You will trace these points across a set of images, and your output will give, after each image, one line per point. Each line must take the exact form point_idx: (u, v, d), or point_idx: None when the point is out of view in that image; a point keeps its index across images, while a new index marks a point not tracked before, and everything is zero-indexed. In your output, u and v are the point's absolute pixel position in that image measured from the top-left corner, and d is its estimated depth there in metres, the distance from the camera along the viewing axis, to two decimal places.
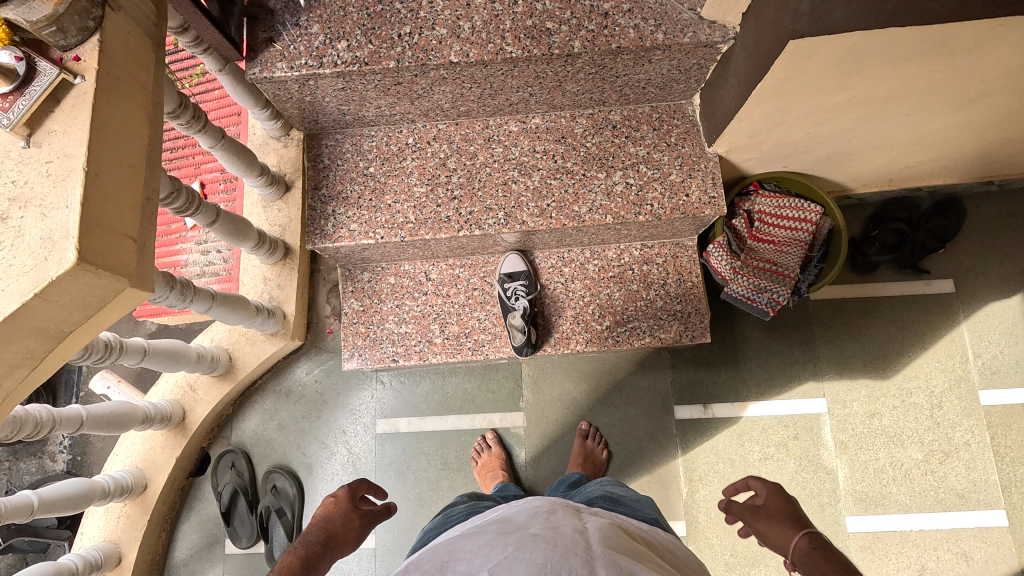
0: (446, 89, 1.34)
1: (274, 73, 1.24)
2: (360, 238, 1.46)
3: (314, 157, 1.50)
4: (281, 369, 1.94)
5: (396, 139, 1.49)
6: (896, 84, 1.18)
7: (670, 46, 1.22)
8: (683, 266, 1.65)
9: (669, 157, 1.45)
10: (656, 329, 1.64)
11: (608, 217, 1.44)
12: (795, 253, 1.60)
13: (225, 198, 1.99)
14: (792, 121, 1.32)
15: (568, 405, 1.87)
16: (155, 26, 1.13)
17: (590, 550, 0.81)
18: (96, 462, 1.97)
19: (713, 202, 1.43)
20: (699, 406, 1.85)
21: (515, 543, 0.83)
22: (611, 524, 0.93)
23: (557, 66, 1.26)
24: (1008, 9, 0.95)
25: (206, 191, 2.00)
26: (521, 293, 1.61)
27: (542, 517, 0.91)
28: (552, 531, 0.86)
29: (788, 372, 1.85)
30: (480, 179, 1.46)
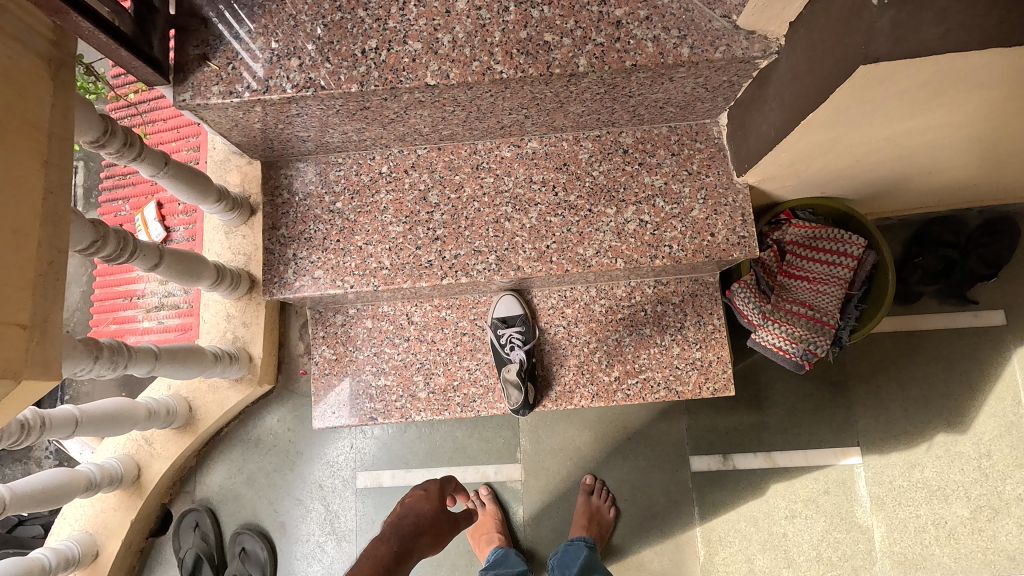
0: (423, 113, 1.11)
1: (209, 100, 1.00)
2: (326, 287, 1.24)
3: (271, 190, 1.27)
4: (250, 415, 1.73)
5: (367, 167, 1.26)
6: (973, 114, 0.95)
7: (698, 62, 0.98)
8: (702, 306, 1.43)
9: (691, 189, 1.22)
10: (672, 380, 1.43)
11: (618, 261, 1.22)
12: (834, 293, 1.38)
13: (185, 220, 1.83)
14: (841, 150, 1.10)
15: (571, 455, 1.67)
16: (51, 47, 0.91)
17: None
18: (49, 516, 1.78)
19: (742, 242, 1.21)
20: (717, 457, 1.65)
21: None
22: None
23: (557, 86, 1.04)
24: None
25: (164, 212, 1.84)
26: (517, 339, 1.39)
27: None
28: None
29: (818, 418, 1.64)
30: (467, 215, 1.24)
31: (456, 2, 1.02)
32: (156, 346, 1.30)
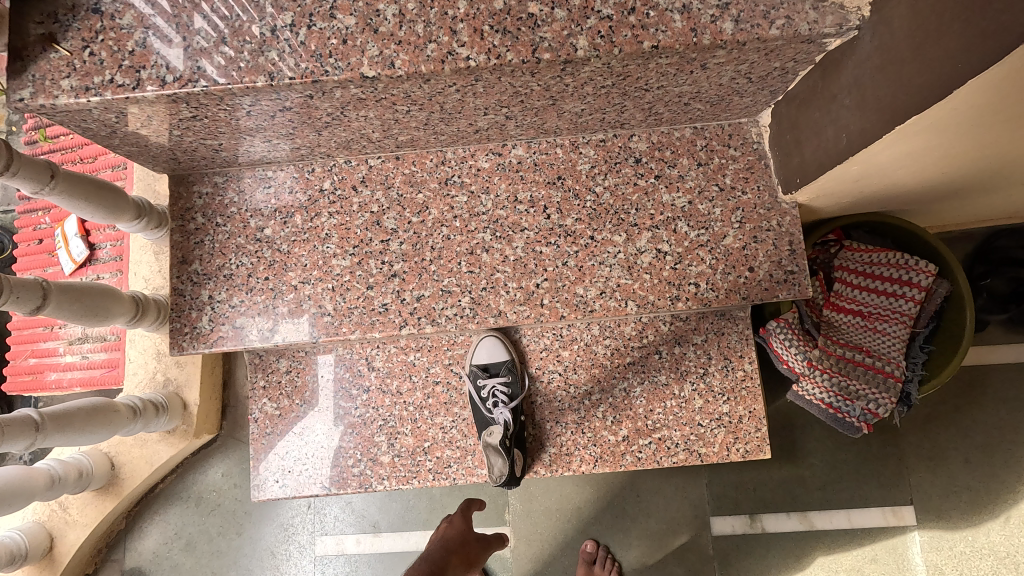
0: (368, 114, 0.82)
1: (57, 99, 0.71)
2: (252, 338, 0.96)
3: (180, 213, 0.99)
4: (189, 469, 1.46)
5: (304, 182, 0.98)
6: None
7: (745, 42, 0.70)
8: (730, 348, 1.15)
9: (722, 210, 0.94)
10: (693, 440, 1.16)
11: (629, 303, 0.95)
12: (899, 335, 1.10)
13: (113, 235, 1.54)
14: (931, 160, 0.81)
15: (569, 516, 1.41)
16: None
17: None
18: None
19: (789, 279, 0.94)
20: (743, 517, 1.39)
21: None
22: None
23: (548, 77, 0.75)
24: None
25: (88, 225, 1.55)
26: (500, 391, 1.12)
27: None
28: None
29: (863, 472, 1.38)
30: (433, 244, 0.96)
31: None
32: (41, 411, 1.02)
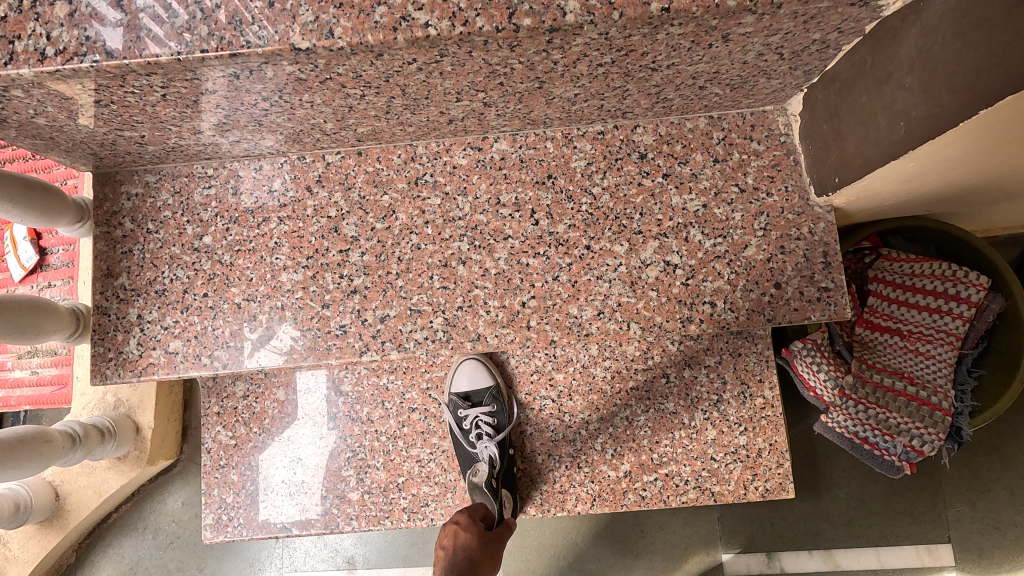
0: (315, 99, 0.67)
1: None
2: (189, 365, 0.82)
3: (106, 218, 0.84)
4: (146, 497, 1.33)
5: (250, 183, 0.83)
6: None
7: (780, 4, 0.55)
8: (748, 371, 1.00)
9: (743, 215, 0.80)
10: (706, 477, 1.01)
11: (632, 326, 0.80)
12: (945, 359, 0.95)
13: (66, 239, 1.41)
14: (1002, 154, 0.67)
15: (566, 553, 1.27)
16: None
17: None
18: None
19: (822, 296, 0.79)
20: (759, 556, 1.24)
21: None
22: None
23: (532, 51, 0.60)
24: None
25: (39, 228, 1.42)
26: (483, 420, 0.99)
27: None
28: None
29: (894, 506, 1.23)
30: (400, 255, 0.82)
31: None
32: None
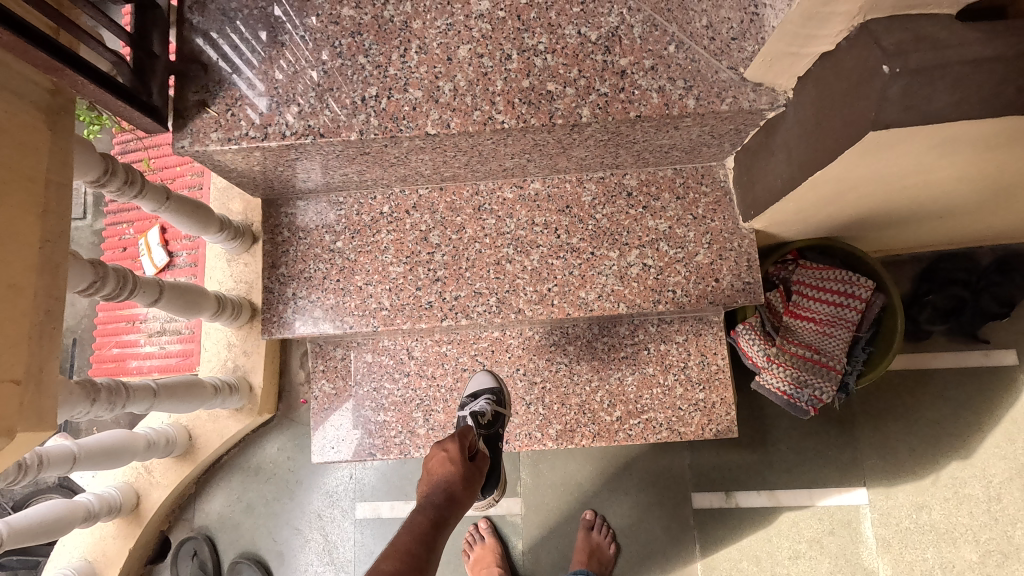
0: (425, 158, 1.09)
1: (207, 147, 1.00)
2: (325, 327, 1.23)
3: (271, 228, 1.26)
4: (249, 443, 1.72)
5: (367, 207, 1.25)
6: (974, 168, 0.95)
7: (703, 114, 0.96)
8: (706, 346, 1.40)
9: (696, 233, 1.20)
10: (675, 421, 1.40)
11: (621, 305, 1.21)
12: (841, 336, 1.35)
13: (189, 246, 1.82)
14: (849, 198, 1.08)
15: (572, 489, 1.65)
16: (48, 92, 0.91)
17: None
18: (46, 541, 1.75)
19: (747, 288, 1.19)
20: (720, 494, 1.62)
21: None
22: None
23: (561, 134, 1.02)
24: None
25: (167, 237, 1.83)
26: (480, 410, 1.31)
27: None
28: None
29: (823, 457, 1.62)
30: (468, 256, 1.23)
31: (457, 50, 1.00)
32: (76, 443, 1.27)
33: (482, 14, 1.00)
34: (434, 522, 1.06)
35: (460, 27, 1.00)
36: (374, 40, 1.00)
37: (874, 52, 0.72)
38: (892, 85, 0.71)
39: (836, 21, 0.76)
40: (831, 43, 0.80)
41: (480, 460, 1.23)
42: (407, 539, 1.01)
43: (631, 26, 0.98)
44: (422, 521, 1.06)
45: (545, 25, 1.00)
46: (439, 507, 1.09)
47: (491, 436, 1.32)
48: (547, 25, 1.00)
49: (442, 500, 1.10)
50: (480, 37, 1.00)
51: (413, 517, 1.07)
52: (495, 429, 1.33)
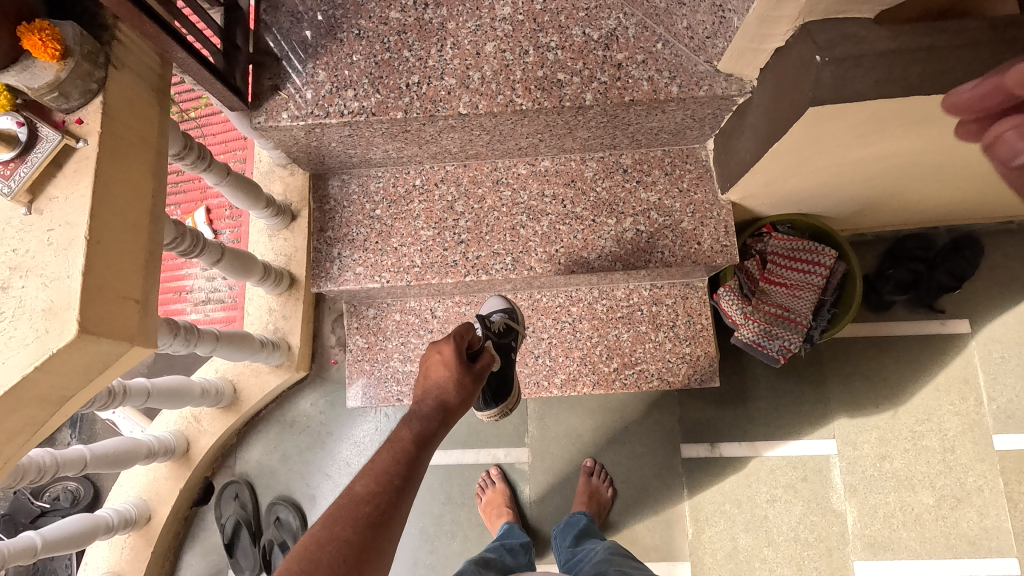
0: (455, 136, 1.31)
1: (279, 123, 1.22)
2: (365, 281, 1.45)
3: (320, 198, 1.48)
4: (286, 399, 1.93)
5: (403, 181, 1.47)
6: (907, 144, 1.17)
7: (684, 99, 1.18)
8: (692, 307, 1.61)
9: (681, 204, 1.42)
10: (665, 371, 1.61)
11: (617, 264, 1.42)
12: (808, 297, 1.57)
13: (231, 225, 1.93)
14: (808, 171, 1.30)
15: (574, 441, 1.85)
16: (158, 77, 1.10)
17: None
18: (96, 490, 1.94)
19: (725, 250, 1.41)
20: (706, 445, 1.82)
21: None
22: None
23: (568, 116, 1.24)
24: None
25: (211, 217, 1.93)
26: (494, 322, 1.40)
27: None
28: None
29: (798, 412, 1.82)
30: (488, 222, 1.44)
31: (485, 46, 1.22)
32: (149, 382, 1.51)
33: (505, 17, 1.23)
34: (429, 433, 0.99)
35: (486, 28, 1.23)
36: (416, 38, 1.23)
37: (811, 46, 0.94)
38: (824, 71, 0.92)
39: (783, 23, 0.98)
40: (782, 41, 1.02)
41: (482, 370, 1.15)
42: (398, 453, 0.94)
43: (626, 28, 1.21)
44: (407, 439, 0.96)
45: (557, 27, 1.22)
46: (430, 426, 1.00)
47: (504, 347, 1.37)
48: (558, 26, 1.23)
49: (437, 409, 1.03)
50: (503, 36, 1.23)
51: (398, 436, 0.96)
52: (508, 340, 1.39)
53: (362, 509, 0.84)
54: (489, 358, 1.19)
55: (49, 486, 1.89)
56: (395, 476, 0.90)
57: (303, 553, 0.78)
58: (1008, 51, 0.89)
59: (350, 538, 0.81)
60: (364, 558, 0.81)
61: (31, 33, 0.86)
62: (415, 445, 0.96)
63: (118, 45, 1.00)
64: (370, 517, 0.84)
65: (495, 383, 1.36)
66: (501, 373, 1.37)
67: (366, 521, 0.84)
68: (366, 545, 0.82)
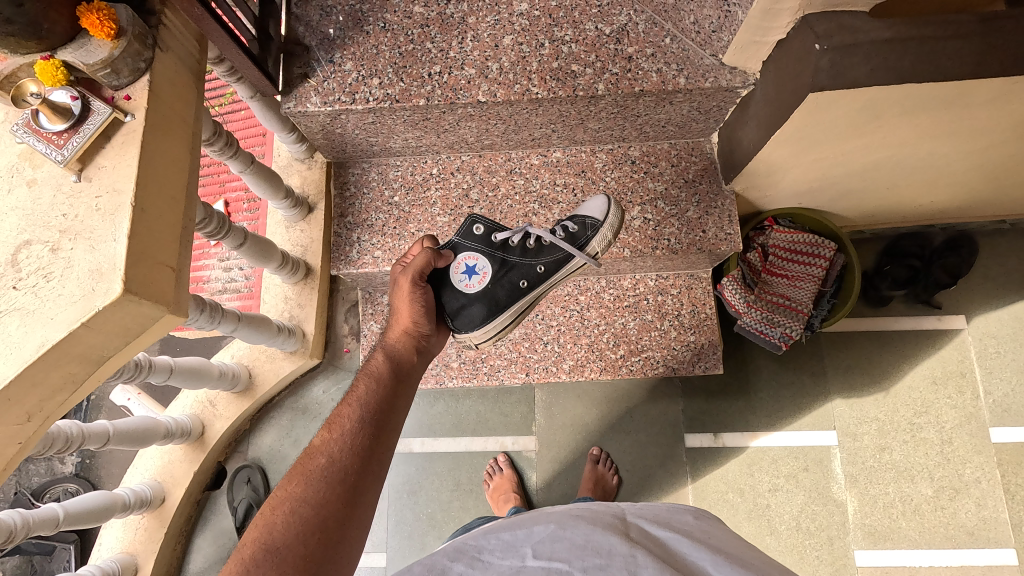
0: (472, 125, 1.38)
1: (307, 108, 1.29)
2: (383, 265, 1.51)
3: (341, 185, 1.55)
4: (299, 386, 1.98)
5: (420, 169, 1.54)
6: (898, 136, 1.24)
7: (691, 90, 1.25)
8: (697, 297, 1.66)
9: (687, 194, 1.48)
10: (670, 359, 1.67)
11: (626, 250, 1.48)
12: (809, 287, 1.63)
13: (249, 217, 1.96)
14: (807, 163, 1.37)
15: (580, 429, 1.89)
16: (197, 62, 1.17)
17: (609, 532, 0.92)
18: (104, 480, 1.97)
19: (729, 238, 1.47)
20: (709, 435, 1.86)
21: (556, 521, 0.96)
22: (648, 544, 0.90)
23: (580, 106, 1.31)
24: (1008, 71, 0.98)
25: (230, 210, 1.98)
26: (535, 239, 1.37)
27: (585, 516, 0.99)
28: (602, 537, 0.89)
29: (798, 404, 1.87)
30: (501, 210, 1.50)
31: (503, 39, 1.30)
32: (171, 361, 1.57)
33: (522, 13, 1.31)
34: (383, 370, 1.14)
35: (505, 23, 1.31)
36: (438, 31, 1.31)
37: (810, 36, 1.01)
38: (823, 58, 0.99)
39: (784, 16, 1.05)
40: (783, 33, 1.09)
41: (417, 276, 1.25)
42: (356, 406, 1.07)
43: (636, 24, 1.29)
44: (362, 392, 1.10)
45: (571, 22, 1.31)
46: (380, 366, 1.15)
47: (507, 264, 1.35)
48: (572, 22, 1.31)
49: (383, 346, 1.21)
50: (520, 30, 1.31)
51: (355, 382, 1.14)
52: (523, 261, 1.36)
53: (317, 470, 0.97)
54: (428, 254, 1.26)
55: (50, 486, 1.93)
56: (348, 436, 1.02)
57: (262, 518, 0.91)
58: (993, 40, 0.95)
59: (308, 497, 0.93)
60: (326, 512, 0.92)
61: (92, 13, 0.95)
62: (373, 389, 1.11)
63: (164, 29, 1.08)
64: (325, 475, 0.96)
65: (476, 307, 1.32)
66: (485, 300, 1.33)
67: (324, 479, 0.96)
68: (328, 499, 0.94)
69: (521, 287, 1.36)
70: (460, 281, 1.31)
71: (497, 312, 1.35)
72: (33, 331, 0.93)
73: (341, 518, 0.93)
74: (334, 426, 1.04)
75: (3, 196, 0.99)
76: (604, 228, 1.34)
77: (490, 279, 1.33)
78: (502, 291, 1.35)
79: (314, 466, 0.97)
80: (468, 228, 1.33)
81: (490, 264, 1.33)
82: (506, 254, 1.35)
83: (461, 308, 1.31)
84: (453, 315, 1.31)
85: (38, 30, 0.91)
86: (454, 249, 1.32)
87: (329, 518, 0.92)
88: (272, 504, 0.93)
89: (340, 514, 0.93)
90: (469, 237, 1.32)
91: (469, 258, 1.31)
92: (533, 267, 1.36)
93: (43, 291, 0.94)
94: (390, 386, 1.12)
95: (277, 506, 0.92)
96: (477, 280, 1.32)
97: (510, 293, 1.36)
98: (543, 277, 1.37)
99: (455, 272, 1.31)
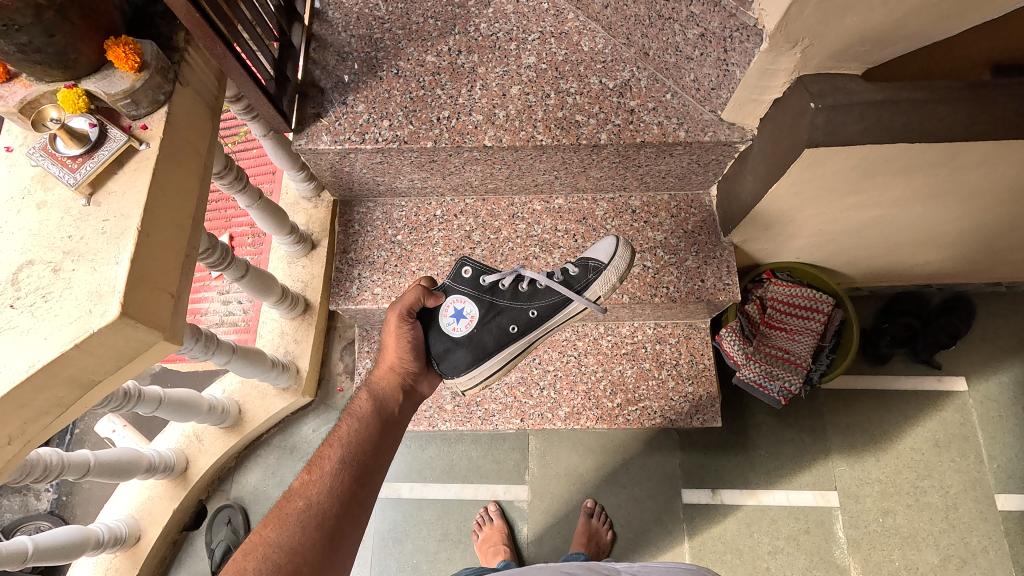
0: (477, 168, 1.42)
1: (317, 145, 1.33)
2: (382, 301, 1.51)
3: (344, 222, 1.58)
4: (288, 425, 1.94)
5: (424, 211, 1.57)
6: (892, 194, 1.27)
7: (690, 142, 1.29)
8: (695, 348, 1.66)
9: (685, 244, 1.50)
10: (667, 409, 1.65)
11: (625, 296, 1.48)
12: (807, 342, 1.63)
13: (252, 251, 1.98)
14: (805, 217, 1.39)
15: (574, 480, 1.84)
16: (215, 98, 1.22)
17: None
18: (78, 517, 1.89)
19: (727, 288, 1.47)
20: (707, 491, 1.81)
21: None
22: None
23: (583, 154, 1.35)
24: (998, 131, 1.02)
25: (233, 243, 2.01)
26: (529, 283, 1.38)
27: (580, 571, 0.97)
28: None
29: (798, 462, 1.83)
30: (502, 252, 1.52)
31: (511, 88, 1.35)
32: (161, 391, 1.55)
33: (529, 65, 1.38)
34: (367, 410, 1.13)
35: (512, 74, 1.37)
36: (448, 79, 1.37)
37: (806, 94, 1.04)
38: (818, 116, 1.01)
39: (780, 76, 1.08)
40: (779, 92, 1.12)
41: (406, 312, 1.25)
42: (338, 447, 1.05)
43: (638, 80, 1.35)
44: (345, 434, 1.08)
45: (576, 76, 1.36)
46: (365, 406, 1.14)
47: (492, 308, 1.33)
48: (578, 75, 1.36)
49: (369, 385, 1.19)
50: (527, 81, 1.36)
51: (339, 423, 1.12)
52: (515, 305, 1.36)
53: (293, 514, 0.94)
54: (418, 290, 1.26)
55: (21, 524, 1.86)
56: (329, 477, 0.99)
57: (232, 565, 0.86)
58: (982, 103, 0.99)
59: (282, 542, 0.89)
60: (301, 558, 0.89)
61: (119, 46, 1.01)
62: (357, 429, 1.09)
63: (185, 66, 1.13)
64: (302, 520, 0.93)
65: (462, 352, 1.30)
66: (471, 344, 1.31)
67: (301, 523, 0.93)
68: (303, 544, 0.90)
69: (510, 332, 1.35)
70: (448, 324, 1.29)
71: (483, 356, 1.33)
72: (23, 350, 0.92)
73: (317, 565, 0.90)
74: (314, 467, 1.02)
75: (12, 217, 1.01)
76: (607, 273, 1.34)
77: (477, 322, 1.31)
78: (488, 336, 1.33)
79: (291, 510, 0.94)
80: (457, 270, 1.32)
81: (478, 307, 1.32)
82: (495, 297, 1.34)
83: (446, 352, 1.29)
84: (438, 358, 1.28)
85: (66, 59, 0.97)
86: (444, 291, 1.31)
87: (304, 564, 0.88)
88: (243, 550, 0.89)
89: (317, 560, 0.90)
90: (459, 279, 1.32)
91: (458, 301, 1.30)
92: (525, 311, 1.36)
93: (39, 311, 0.94)
94: (374, 426, 1.11)
95: (249, 552, 0.88)
96: (464, 324, 1.30)
97: (498, 337, 1.34)
98: (536, 321, 1.37)
99: (443, 314, 1.29)
